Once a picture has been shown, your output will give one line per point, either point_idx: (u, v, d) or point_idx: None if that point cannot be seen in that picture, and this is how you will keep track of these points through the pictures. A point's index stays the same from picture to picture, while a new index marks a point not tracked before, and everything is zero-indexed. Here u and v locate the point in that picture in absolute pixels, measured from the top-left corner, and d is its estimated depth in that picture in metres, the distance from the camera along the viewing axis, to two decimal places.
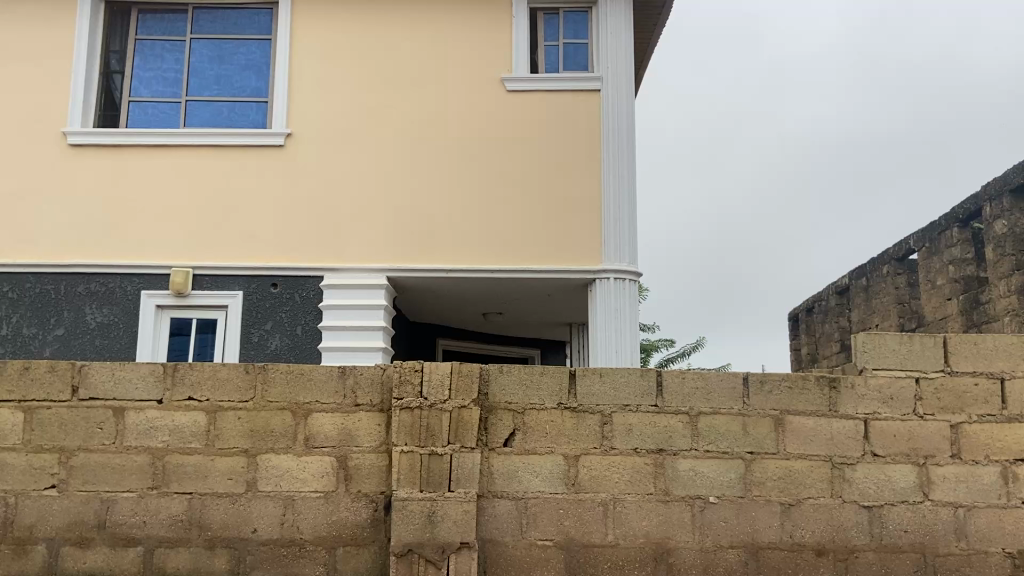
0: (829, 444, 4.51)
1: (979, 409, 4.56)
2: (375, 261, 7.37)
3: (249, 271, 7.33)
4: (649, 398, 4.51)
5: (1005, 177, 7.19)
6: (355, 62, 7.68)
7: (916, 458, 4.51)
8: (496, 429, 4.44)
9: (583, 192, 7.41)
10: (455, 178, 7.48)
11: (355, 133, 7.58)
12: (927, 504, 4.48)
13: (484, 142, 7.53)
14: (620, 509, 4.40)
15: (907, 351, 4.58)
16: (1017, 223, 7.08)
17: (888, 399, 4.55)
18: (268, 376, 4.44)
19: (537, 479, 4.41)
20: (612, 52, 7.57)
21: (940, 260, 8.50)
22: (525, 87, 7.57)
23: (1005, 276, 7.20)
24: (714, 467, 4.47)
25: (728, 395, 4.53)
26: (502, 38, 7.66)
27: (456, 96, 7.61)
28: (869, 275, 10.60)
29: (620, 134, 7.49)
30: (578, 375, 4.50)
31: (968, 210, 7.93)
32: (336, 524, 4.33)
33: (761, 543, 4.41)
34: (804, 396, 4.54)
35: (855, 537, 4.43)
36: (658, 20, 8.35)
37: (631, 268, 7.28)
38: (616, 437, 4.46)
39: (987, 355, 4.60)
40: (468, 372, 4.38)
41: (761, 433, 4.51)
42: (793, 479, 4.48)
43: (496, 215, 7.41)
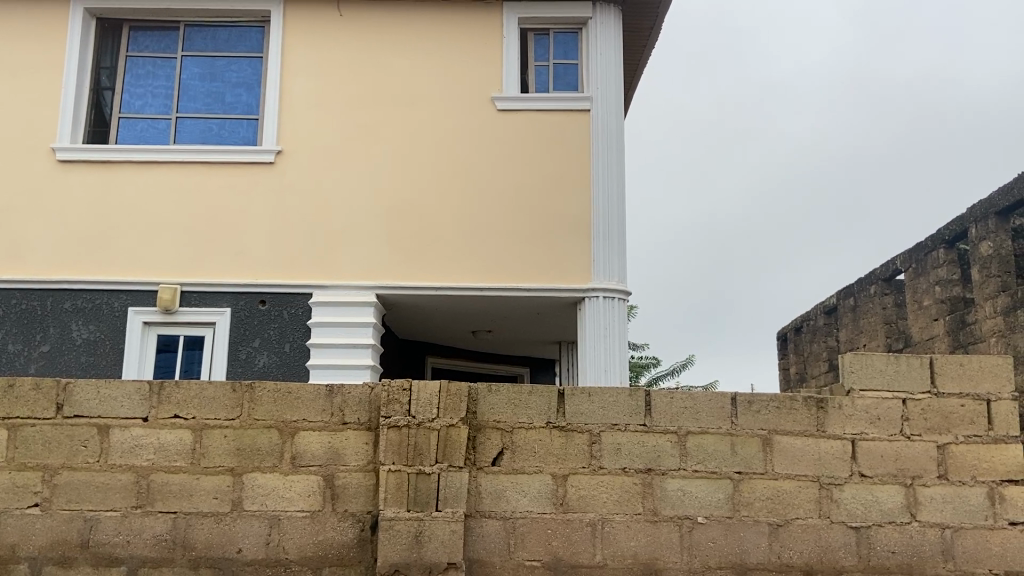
0: (817, 464, 4.51)
1: (966, 429, 4.58)
2: (364, 277, 7.36)
3: (236, 287, 7.30)
4: (638, 417, 4.50)
5: (991, 198, 7.23)
6: (347, 80, 7.71)
7: (903, 479, 4.52)
8: (484, 448, 4.42)
9: (572, 210, 7.44)
10: (449, 197, 7.50)
11: (351, 150, 7.59)
12: (914, 525, 4.48)
13: (478, 161, 7.55)
14: (608, 529, 4.39)
15: (894, 371, 4.60)
16: (1002, 244, 7.14)
17: (875, 419, 4.56)
18: (255, 394, 4.41)
19: (525, 499, 4.39)
20: (601, 72, 7.62)
21: (926, 281, 8.56)
22: (515, 106, 7.60)
23: (991, 297, 7.23)
24: (703, 487, 4.47)
25: (716, 414, 4.53)
26: (494, 57, 7.70)
27: (450, 115, 7.64)
28: (856, 294, 10.65)
29: (611, 155, 7.54)
30: (567, 395, 4.49)
31: (953, 231, 7.99)
32: (322, 544, 4.29)
33: (749, 563, 4.40)
34: (792, 416, 4.55)
35: (843, 558, 4.43)
36: (648, 40, 8.41)
37: (620, 286, 7.30)
38: (604, 457, 4.46)
39: (975, 376, 4.61)
40: (457, 391, 4.37)
41: (750, 453, 4.51)
42: (781, 499, 4.48)
43: (488, 233, 7.42)
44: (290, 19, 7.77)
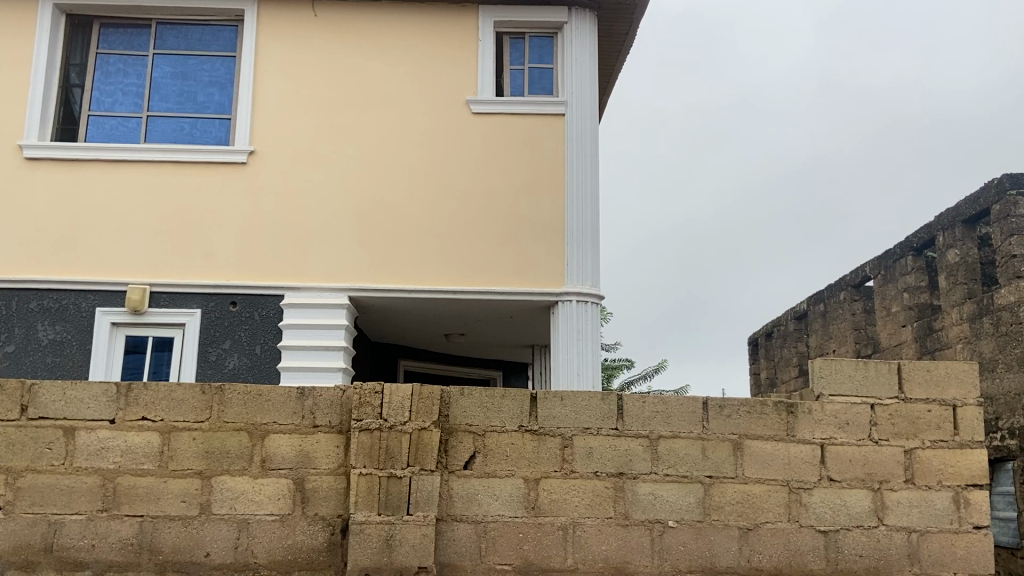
0: (786, 469, 4.54)
1: (932, 434, 4.64)
2: (337, 280, 7.32)
3: (207, 288, 7.22)
4: (609, 421, 4.51)
5: (958, 207, 7.32)
6: (320, 81, 7.67)
7: (871, 483, 4.57)
8: (456, 452, 4.41)
9: (546, 215, 7.45)
10: (423, 199, 7.48)
11: (324, 151, 7.55)
12: (881, 529, 4.53)
13: (451, 164, 7.54)
14: (579, 533, 4.39)
15: (863, 377, 4.65)
16: (969, 252, 7.21)
17: (843, 424, 4.61)
18: (224, 397, 4.36)
19: (496, 502, 4.38)
20: (577, 76, 7.64)
21: (895, 288, 8.67)
22: (490, 109, 7.60)
23: (958, 304, 7.27)
24: (673, 491, 4.48)
25: (688, 419, 4.55)
26: (469, 60, 7.70)
27: (424, 117, 7.62)
28: (827, 300, 10.76)
29: (584, 159, 7.55)
30: (539, 399, 4.49)
31: (921, 239, 8.10)
32: (291, 548, 4.25)
33: (719, 567, 4.42)
34: (762, 420, 4.58)
35: (811, 562, 4.46)
36: (623, 45, 8.45)
37: (593, 291, 7.32)
38: (576, 460, 4.46)
39: (940, 382, 4.67)
40: (429, 395, 4.35)
41: (720, 457, 4.53)
42: (751, 503, 4.51)
43: (462, 236, 7.41)
44: (264, 18, 7.72)
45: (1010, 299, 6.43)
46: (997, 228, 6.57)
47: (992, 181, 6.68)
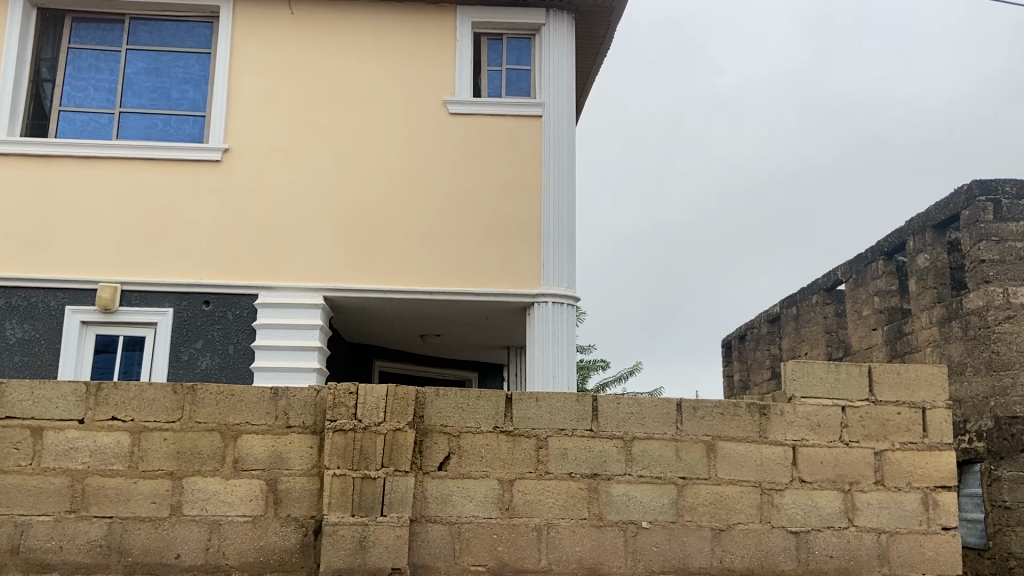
0: (758, 470, 4.58)
1: (902, 436, 4.70)
2: (311, 280, 7.27)
3: (180, 287, 7.15)
4: (584, 422, 4.52)
5: (928, 212, 7.42)
6: (296, 80, 7.62)
7: (842, 484, 4.62)
8: (431, 453, 4.39)
9: (523, 217, 7.46)
10: (402, 199, 7.46)
11: (303, 150, 7.50)
12: (851, 530, 4.58)
13: (430, 164, 7.53)
14: (553, 534, 4.40)
15: (834, 379, 4.70)
16: (938, 257, 7.33)
17: (815, 426, 4.66)
18: (197, 397, 4.32)
19: (470, 503, 4.38)
20: (554, 78, 7.65)
21: (865, 291, 8.77)
22: (467, 110, 7.60)
23: (926, 308, 7.39)
24: (647, 492, 4.51)
25: (662, 420, 4.58)
26: (447, 61, 7.69)
27: (404, 117, 7.59)
28: (799, 303, 10.87)
29: (561, 161, 7.56)
30: (515, 400, 4.49)
31: (892, 244, 8.21)
32: (263, 550, 4.22)
33: (691, 568, 4.45)
34: (735, 422, 4.62)
35: (782, 563, 4.51)
36: (600, 47, 8.47)
37: (569, 292, 7.34)
38: (551, 461, 4.47)
39: (910, 385, 4.73)
40: (405, 396, 4.34)
41: (694, 459, 4.56)
42: (723, 504, 4.54)
43: (439, 237, 7.39)
44: (239, 16, 7.66)
45: (977, 304, 6.51)
46: (966, 234, 6.68)
47: (962, 187, 6.76)
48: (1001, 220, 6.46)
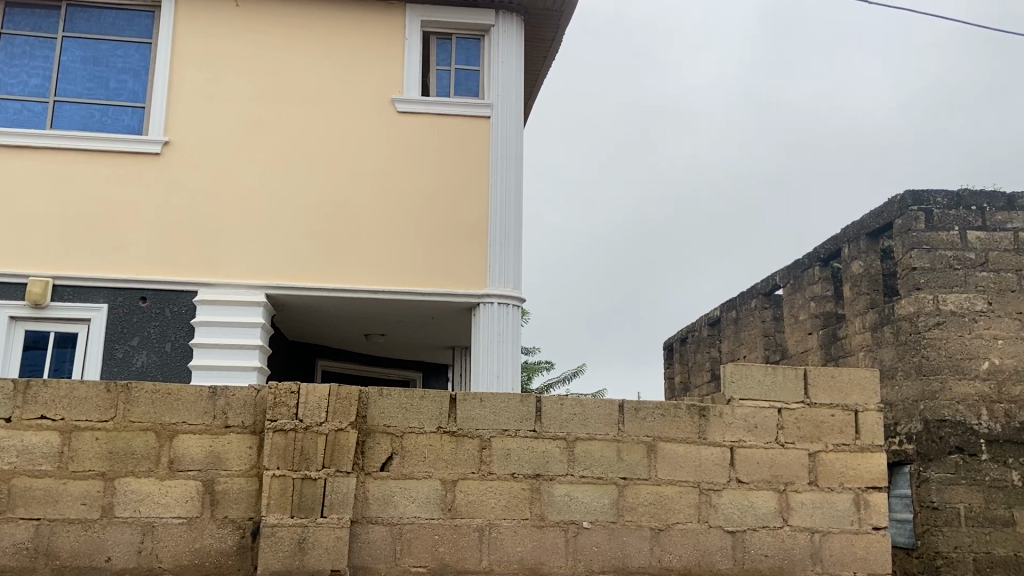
0: (697, 471, 4.67)
1: (835, 438, 4.83)
2: (254, 277, 7.15)
3: (116, 283, 6.96)
4: (528, 423, 4.54)
5: (863, 221, 7.64)
6: (241, 73, 7.49)
7: (777, 485, 4.73)
8: (373, 453, 4.36)
9: (470, 217, 7.45)
10: (354, 199, 7.39)
11: (253, 149, 7.38)
12: (785, 529, 4.69)
13: (381, 165, 7.47)
14: (495, 534, 4.41)
15: (771, 382, 4.81)
16: (871, 264, 7.57)
17: (752, 428, 4.76)
18: (131, 395, 4.20)
19: (412, 504, 4.36)
20: (503, 79, 7.66)
21: (802, 297, 9.00)
22: (415, 109, 7.56)
23: (860, 314, 7.61)
24: (589, 493, 4.55)
25: (604, 421, 4.62)
26: (395, 59, 7.64)
27: (356, 116, 7.52)
28: (739, 307, 11.09)
29: (509, 162, 7.57)
30: (458, 401, 4.48)
31: (828, 251, 8.44)
32: (198, 552, 4.13)
33: (631, 567, 4.51)
34: (675, 423, 4.69)
35: (719, 562, 4.60)
36: (549, 50, 8.52)
37: (515, 293, 7.35)
38: (493, 462, 4.47)
39: (843, 388, 4.87)
40: (347, 395, 4.30)
41: (635, 459, 4.62)
42: (663, 504, 4.61)
43: (387, 236, 7.34)
44: (183, 6, 7.50)
45: (908, 309, 6.70)
46: (898, 242, 6.89)
47: (895, 197, 6.97)
48: (932, 229, 6.69)
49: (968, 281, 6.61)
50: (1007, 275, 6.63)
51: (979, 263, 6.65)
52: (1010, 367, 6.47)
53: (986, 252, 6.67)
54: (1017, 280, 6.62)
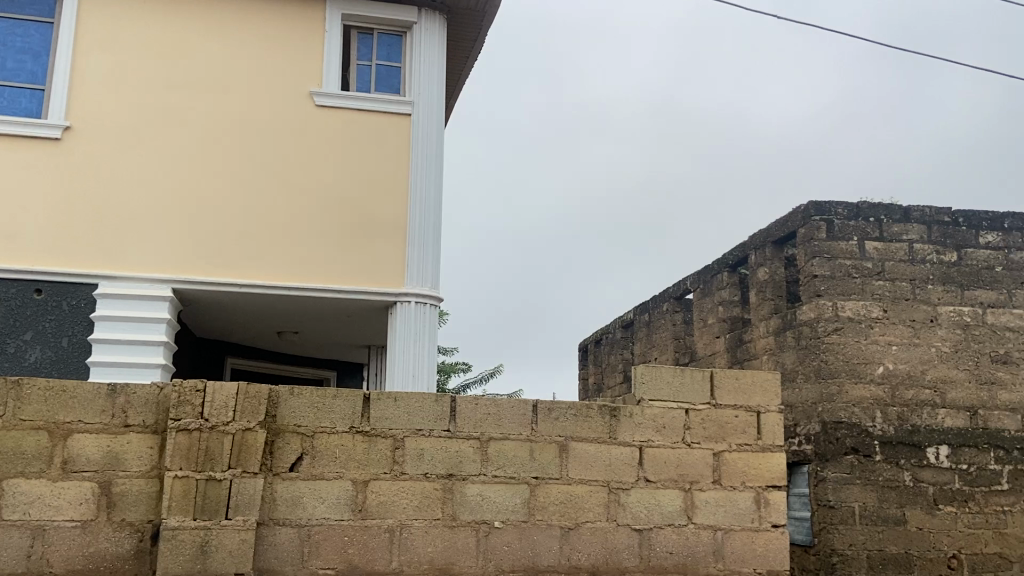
0: (607, 470, 4.75)
1: (738, 438, 5.00)
2: (160, 270, 6.90)
3: (10, 274, 6.60)
4: (441, 423, 4.53)
5: (769, 229, 7.93)
6: (150, 58, 7.22)
7: (682, 483, 4.86)
8: (282, 454, 4.27)
9: (388, 215, 7.38)
10: (279, 195, 7.23)
11: (173, 141, 7.14)
12: (690, 527, 4.82)
13: (306, 161, 7.33)
14: (406, 535, 4.38)
15: (679, 383, 4.94)
16: (776, 271, 7.89)
17: (660, 428, 4.88)
18: (22, 393, 3.99)
19: (322, 505, 4.28)
20: (424, 77, 7.61)
21: (711, 301, 9.28)
22: (333, 104, 7.43)
23: (765, 318, 7.89)
24: (501, 493, 4.57)
25: (518, 421, 4.65)
26: (314, 52, 7.49)
27: (280, 110, 7.36)
28: (651, 311, 11.36)
29: (429, 161, 7.53)
30: (372, 400, 4.44)
31: (736, 257, 8.73)
32: (93, 556, 3.96)
33: (540, 566, 4.55)
34: (587, 423, 4.76)
35: (626, 560, 4.69)
36: (472, 50, 8.51)
37: (433, 293, 7.32)
38: (406, 462, 4.44)
39: (747, 390, 5.04)
40: (256, 394, 4.19)
41: (547, 459, 4.67)
42: (573, 503, 4.67)
43: (302, 232, 7.20)
44: None
45: (809, 315, 7.00)
46: (801, 250, 7.19)
47: (799, 207, 7.28)
48: (833, 239, 7.01)
49: (865, 289, 6.93)
50: (901, 284, 6.97)
51: (876, 272, 6.97)
52: (903, 371, 6.80)
53: (883, 262, 7.00)
54: (910, 289, 6.97)
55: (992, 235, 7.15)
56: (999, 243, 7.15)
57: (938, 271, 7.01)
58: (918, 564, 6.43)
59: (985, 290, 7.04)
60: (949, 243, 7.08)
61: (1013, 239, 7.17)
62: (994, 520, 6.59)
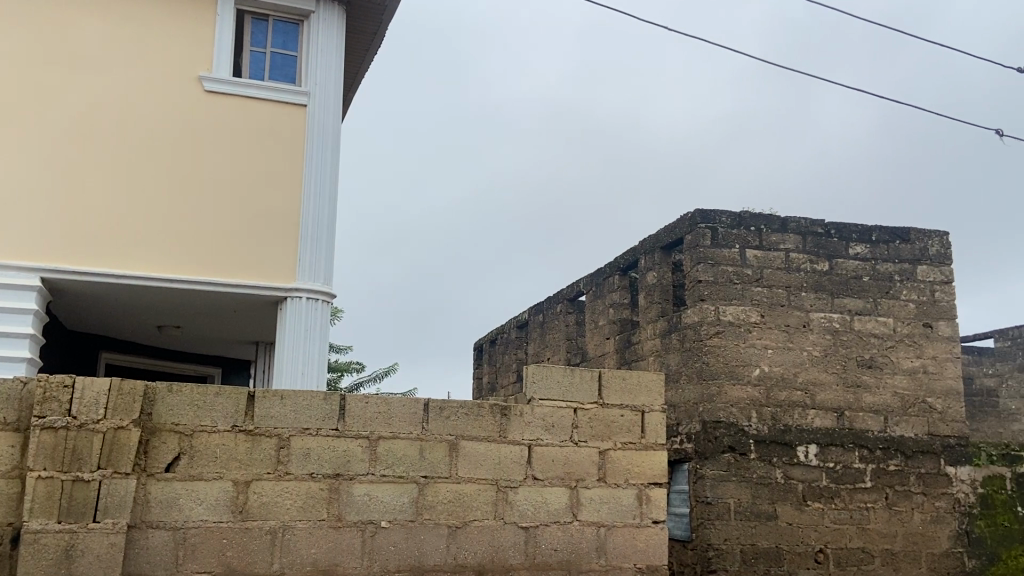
0: (496, 468, 4.78)
1: (623, 436, 5.12)
2: (29, 258, 6.52)
3: None
4: (330, 421, 4.44)
5: (658, 234, 8.19)
6: (22, 32, 6.80)
7: (569, 481, 4.94)
8: (158, 453, 4.08)
9: (280, 207, 7.17)
10: (162, 182, 6.92)
11: (51, 124, 6.76)
12: (575, 524, 4.92)
13: (196, 149, 7.04)
14: (289, 536, 4.27)
15: (568, 383, 5.03)
16: (663, 276, 8.16)
17: (549, 426, 4.95)
18: None
19: (200, 507, 4.13)
20: (320, 68, 7.45)
21: (602, 303, 9.51)
22: (224, 90, 7.17)
23: (652, 321, 8.14)
24: (388, 492, 4.52)
25: (408, 420, 4.62)
26: (204, 36, 7.21)
27: (168, 96, 7.05)
28: (545, 311, 11.52)
29: (324, 153, 7.37)
30: (257, 398, 4.31)
31: (627, 261, 8.98)
32: None
33: (426, 565, 4.54)
34: (477, 422, 4.77)
35: (511, 557, 4.74)
36: (371, 43, 8.38)
37: (325, 288, 7.16)
38: (292, 462, 4.33)
39: (632, 390, 5.17)
40: (130, 391, 3.99)
41: (437, 458, 4.66)
42: (461, 502, 4.67)
43: (187, 222, 6.91)
44: None
45: (693, 318, 7.27)
46: (688, 256, 7.48)
47: (686, 215, 7.56)
48: (717, 246, 7.33)
49: (745, 295, 7.26)
50: (778, 291, 7.34)
51: (755, 279, 7.32)
52: (778, 373, 7.16)
53: (762, 269, 7.35)
54: (786, 295, 7.34)
55: (860, 247, 7.57)
56: (866, 255, 7.56)
57: (811, 279, 7.42)
58: (787, 557, 6.78)
59: (853, 298, 7.46)
60: (821, 253, 7.50)
61: (879, 251, 7.59)
62: (858, 515, 6.97)
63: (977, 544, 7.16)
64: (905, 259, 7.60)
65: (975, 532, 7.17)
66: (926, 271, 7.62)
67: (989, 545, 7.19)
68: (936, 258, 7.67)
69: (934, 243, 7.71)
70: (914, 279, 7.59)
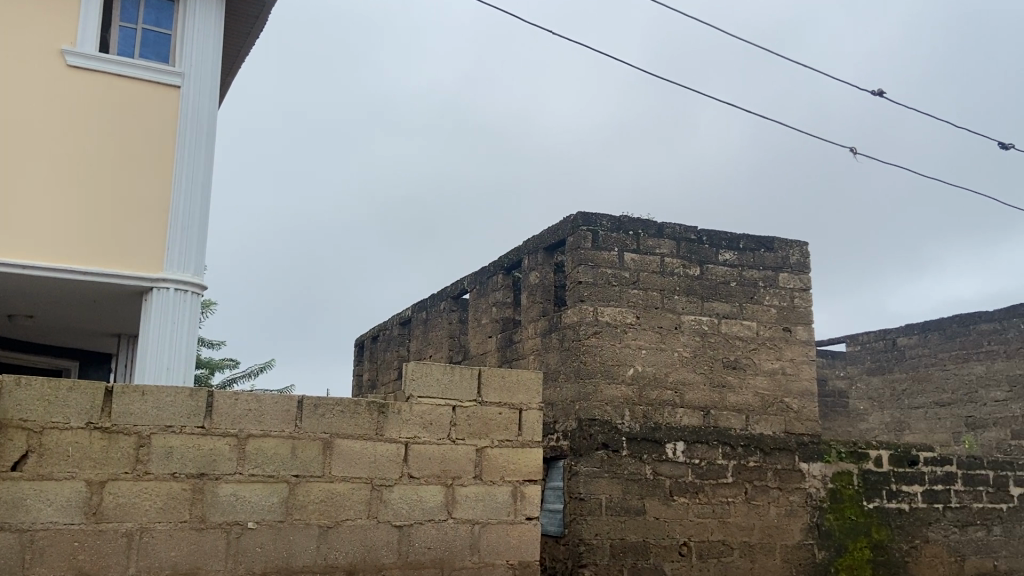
0: (371, 467, 4.71)
1: (500, 434, 5.15)
2: None
3: None
4: (196, 418, 4.25)
5: (542, 235, 8.32)
6: None
7: (444, 479, 4.93)
8: (3, 451, 3.86)
9: (148, 192, 6.79)
10: (15, 161, 6.47)
11: None
12: (449, 522, 4.91)
13: (55, 128, 6.61)
14: (147, 539, 4.06)
15: (447, 381, 5.03)
16: (545, 276, 8.30)
17: (427, 424, 4.92)
18: None
19: (50, 509, 3.89)
20: (196, 49, 7.10)
21: (486, 302, 9.56)
22: (88, 66, 6.74)
23: (533, 320, 8.26)
24: (256, 492, 4.36)
25: (280, 418, 4.47)
26: (68, 7, 6.75)
27: (25, 69, 6.59)
28: (428, 309, 11.46)
29: (198, 138, 7.01)
30: (115, 393, 4.08)
31: (510, 261, 9.07)
32: None
33: (294, 566, 4.42)
34: (353, 420, 4.69)
35: (383, 556, 4.68)
36: (254, 26, 8.05)
37: (195, 280, 6.82)
38: (152, 462, 4.11)
39: (510, 388, 5.21)
40: None
41: (309, 456, 4.53)
42: (334, 501, 4.57)
43: (41, 205, 6.49)
44: None
45: (572, 319, 7.41)
46: (569, 257, 7.64)
47: (569, 217, 7.72)
48: (597, 249, 7.52)
49: (622, 296, 7.49)
50: (653, 293, 7.61)
51: (632, 281, 7.57)
52: (650, 373, 7.44)
53: (638, 272, 7.60)
54: (660, 298, 7.63)
55: (729, 254, 7.96)
56: (734, 261, 7.96)
57: (683, 283, 7.74)
58: (653, 551, 7.03)
59: (721, 302, 7.83)
60: (694, 258, 7.84)
61: (746, 258, 8.01)
62: (720, 510, 7.30)
63: (827, 537, 7.55)
64: (768, 266, 8.05)
65: (825, 525, 7.57)
66: (787, 278, 8.09)
67: (838, 538, 7.59)
68: (796, 267, 8.15)
69: (795, 252, 8.19)
70: (776, 285, 8.04)
